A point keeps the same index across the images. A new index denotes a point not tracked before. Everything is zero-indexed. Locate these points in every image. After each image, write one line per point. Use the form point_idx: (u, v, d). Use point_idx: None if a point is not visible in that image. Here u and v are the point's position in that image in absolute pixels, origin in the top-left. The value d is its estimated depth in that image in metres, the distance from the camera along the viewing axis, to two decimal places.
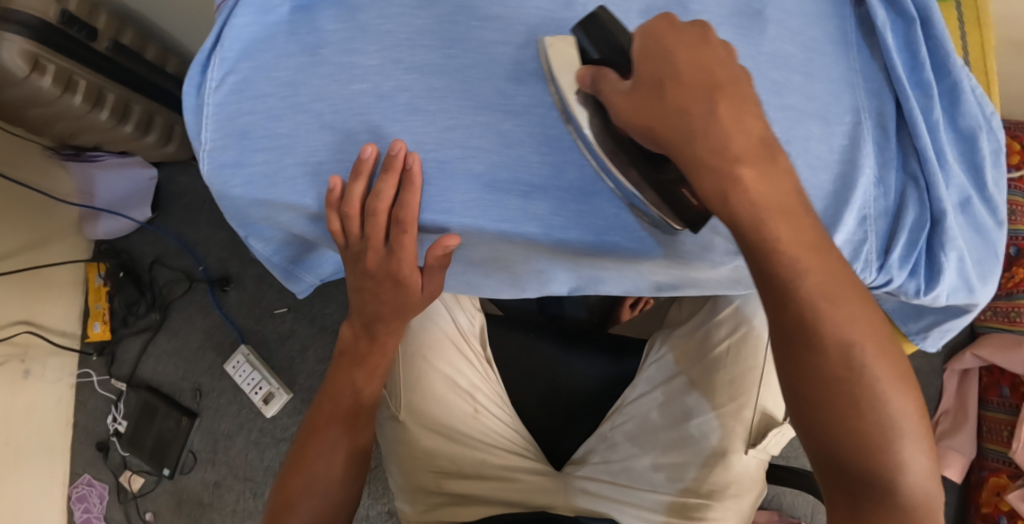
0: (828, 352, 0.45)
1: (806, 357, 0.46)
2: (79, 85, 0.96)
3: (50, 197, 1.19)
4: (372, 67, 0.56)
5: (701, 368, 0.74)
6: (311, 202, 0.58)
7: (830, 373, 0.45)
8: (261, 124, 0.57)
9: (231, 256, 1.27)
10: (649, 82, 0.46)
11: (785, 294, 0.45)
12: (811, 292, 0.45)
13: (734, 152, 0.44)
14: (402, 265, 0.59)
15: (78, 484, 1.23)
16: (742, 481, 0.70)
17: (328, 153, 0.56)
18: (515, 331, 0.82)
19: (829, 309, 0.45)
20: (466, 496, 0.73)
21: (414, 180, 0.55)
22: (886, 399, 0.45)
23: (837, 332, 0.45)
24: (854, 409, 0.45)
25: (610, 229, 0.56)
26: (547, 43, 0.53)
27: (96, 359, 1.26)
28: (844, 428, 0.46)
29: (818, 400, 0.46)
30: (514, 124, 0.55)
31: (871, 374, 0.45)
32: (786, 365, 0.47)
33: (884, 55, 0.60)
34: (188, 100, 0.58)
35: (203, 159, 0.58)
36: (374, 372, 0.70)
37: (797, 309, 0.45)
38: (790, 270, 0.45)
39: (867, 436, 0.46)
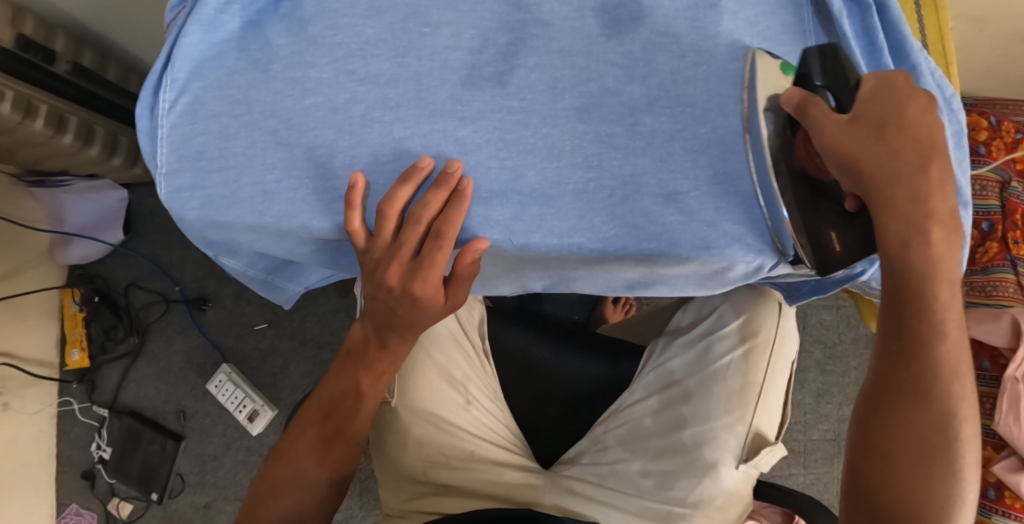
0: (934, 414, 0.51)
1: (905, 409, 0.51)
2: (40, 110, 0.94)
3: (23, 226, 1.18)
4: (324, 79, 0.55)
5: (699, 379, 0.72)
6: (267, 220, 0.56)
7: (923, 433, 0.51)
8: (216, 145, 0.56)
9: (208, 275, 1.26)
10: (870, 123, 0.47)
11: (917, 350, 0.50)
12: (943, 358, 0.50)
13: (927, 211, 0.47)
14: (427, 285, 0.55)
15: (66, 515, 1.21)
16: (731, 494, 0.67)
17: (284, 170, 0.56)
18: (511, 327, 0.83)
19: (950, 378, 0.50)
20: (451, 488, 0.71)
21: (463, 199, 0.53)
22: (961, 476, 0.51)
23: (945, 403, 0.50)
24: (922, 470, 0.51)
25: (574, 231, 0.55)
26: (759, 59, 0.54)
27: (76, 386, 1.24)
28: (910, 483, 0.51)
29: (900, 458, 0.51)
30: (471, 131, 0.55)
31: (956, 450, 0.51)
32: (881, 408, 0.52)
33: (843, 42, 0.60)
34: (141, 123, 0.57)
35: (158, 183, 0.57)
36: (380, 376, 0.65)
37: (923, 371, 0.50)
38: (933, 330, 0.50)
39: (929, 504, 0.51)
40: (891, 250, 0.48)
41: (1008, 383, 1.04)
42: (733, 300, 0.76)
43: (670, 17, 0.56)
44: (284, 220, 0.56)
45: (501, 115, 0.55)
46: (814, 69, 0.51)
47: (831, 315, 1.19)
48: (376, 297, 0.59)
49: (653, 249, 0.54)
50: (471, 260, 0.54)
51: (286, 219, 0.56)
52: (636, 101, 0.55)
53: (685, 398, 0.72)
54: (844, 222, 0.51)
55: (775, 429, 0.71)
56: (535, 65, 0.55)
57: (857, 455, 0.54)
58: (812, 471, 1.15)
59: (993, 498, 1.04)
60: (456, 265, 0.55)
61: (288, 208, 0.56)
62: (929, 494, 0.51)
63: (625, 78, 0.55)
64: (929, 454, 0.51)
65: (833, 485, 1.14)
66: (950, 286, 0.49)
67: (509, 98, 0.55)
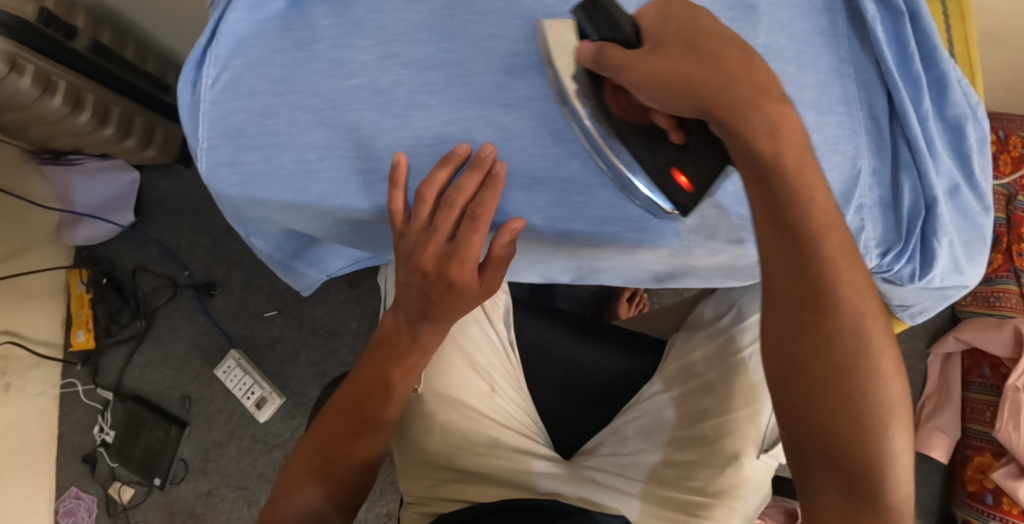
0: (843, 315, 0.46)
1: (820, 325, 0.46)
2: (60, 86, 0.94)
3: (31, 203, 1.16)
4: (368, 61, 0.55)
5: (719, 371, 0.75)
6: (310, 199, 0.57)
7: (836, 341, 0.46)
8: (258, 122, 0.56)
9: (217, 261, 1.24)
10: (677, 41, 0.46)
11: (803, 252, 0.45)
12: (829, 253, 0.45)
13: (767, 98, 0.44)
14: (464, 268, 0.55)
15: (66, 498, 1.20)
16: (751, 484, 0.69)
17: (326, 149, 0.56)
18: (537, 318, 0.87)
19: (845, 275, 0.46)
20: (475, 475, 0.72)
21: (497, 182, 0.53)
22: (884, 378, 0.47)
23: (849, 299, 0.46)
24: (853, 387, 0.46)
25: (613, 220, 0.56)
26: (546, 28, 0.52)
27: (80, 368, 1.24)
28: (840, 402, 0.47)
29: (824, 374, 0.47)
30: (515, 118, 0.55)
31: (872, 351, 0.47)
32: (792, 334, 0.47)
33: (875, 47, 0.62)
34: (182, 97, 0.57)
35: (200, 158, 0.58)
36: (410, 369, 0.68)
37: (821, 273, 0.46)
38: (810, 228, 0.45)
39: (862, 416, 0.46)
40: (742, 161, 0.46)
41: (1010, 392, 1.06)
42: (751, 297, 0.79)
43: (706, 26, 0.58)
44: (326, 200, 0.57)
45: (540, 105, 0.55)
46: (586, 26, 0.50)
47: None
48: (409, 284, 0.58)
49: (685, 246, 0.57)
50: (507, 241, 0.55)
51: (327, 198, 0.57)
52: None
53: (706, 390, 0.75)
54: (681, 158, 0.50)
55: None
56: None
57: (789, 391, 0.48)
58: None
59: (991, 503, 1.07)
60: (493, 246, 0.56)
61: (329, 188, 0.57)
62: (869, 409, 0.46)
63: None
64: (855, 367, 0.46)
65: None
66: (813, 170, 0.45)
67: None
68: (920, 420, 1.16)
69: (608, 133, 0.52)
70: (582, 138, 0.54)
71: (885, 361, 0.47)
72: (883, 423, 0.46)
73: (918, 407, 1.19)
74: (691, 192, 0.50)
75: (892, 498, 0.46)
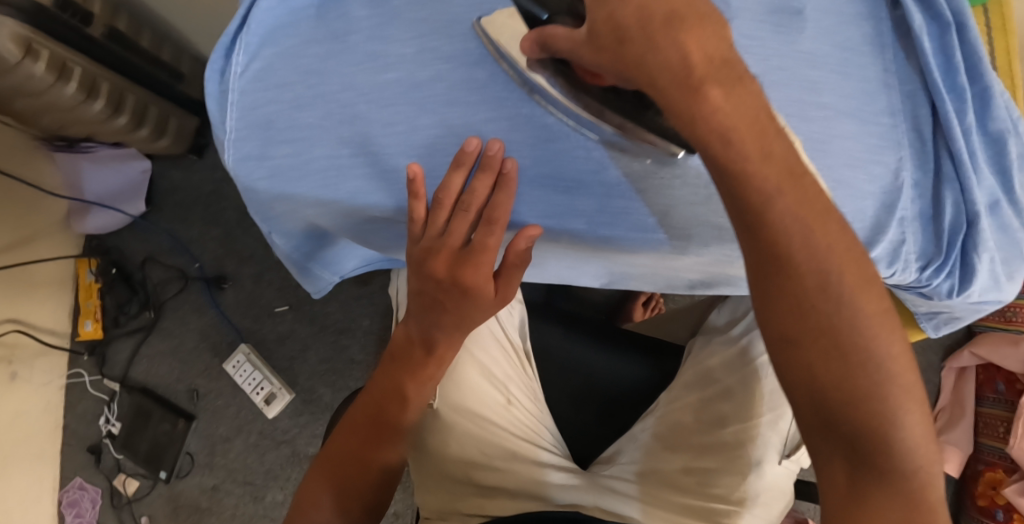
0: (806, 274, 0.40)
1: (788, 300, 0.41)
2: (74, 73, 0.92)
3: (39, 191, 1.15)
4: (406, 55, 0.54)
5: (739, 377, 0.74)
6: (342, 196, 0.55)
7: (808, 304, 0.40)
8: (288, 114, 0.55)
9: (228, 254, 1.22)
10: (607, 32, 0.43)
11: (754, 217, 0.40)
12: (781, 214, 0.40)
13: (702, 70, 0.40)
14: (477, 273, 0.56)
15: (69, 488, 1.19)
16: (773, 490, 0.70)
17: (357, 145, 0.54)
18: (550, 325, 0.85)
19: (804, 228, 0.40)
20: (493, 489, 0.71)
21: (509, 183, 0.52)
22: (870, 334, 0.41)
23: (816, 262, 0.40)
24: (840, 360, 0.40)
25: (660, 226, 0.54)
26: (485, 26, 0.53)
27: (87, 358, 1.22)
28: (824, 371, 0.41)
29: (804, 344, 0.41)
30: (558, 118, 0.53)
31: (850, 309, 0.40)
32: (761, 312, 0.42)
33: (921, 58, 0.62)
34: (211, 87, 0.56)
35: (227, 149, 0.57)
36: (426, 380, 0.67)
37: (774, 230, 0.40)
38: (761, 188, 0.40)
39: (853, 382, 0.41)
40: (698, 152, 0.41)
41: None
42: None
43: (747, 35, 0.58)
44: (358, 198, 0.55)
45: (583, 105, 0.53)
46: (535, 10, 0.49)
47: None
48: (423, 291, 0.60)
49: (730, 255, 0.56)
50: (523, 246, 0.54)
51: (360, 196, 0.55)
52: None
53: (727, 395, 0.74)
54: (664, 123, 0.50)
55: None
56: None
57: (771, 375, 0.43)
58: None
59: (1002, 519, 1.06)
60: (510, 251, 0.55)
61: (362, 186, 0.55)
62: (863, 378, 0.40)
63: None
64: (839, 337, 0.40)
65: None
66: (762, 118, 0.40)
67: None
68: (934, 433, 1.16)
69: (592, 106, 0.52)
70: (563, 117, 0.53)
71: (871, 322, 0.41)
72: (877, 384, 0.41)
73: (931, 420, 1.18)
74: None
75: (904, 462, 0.41)
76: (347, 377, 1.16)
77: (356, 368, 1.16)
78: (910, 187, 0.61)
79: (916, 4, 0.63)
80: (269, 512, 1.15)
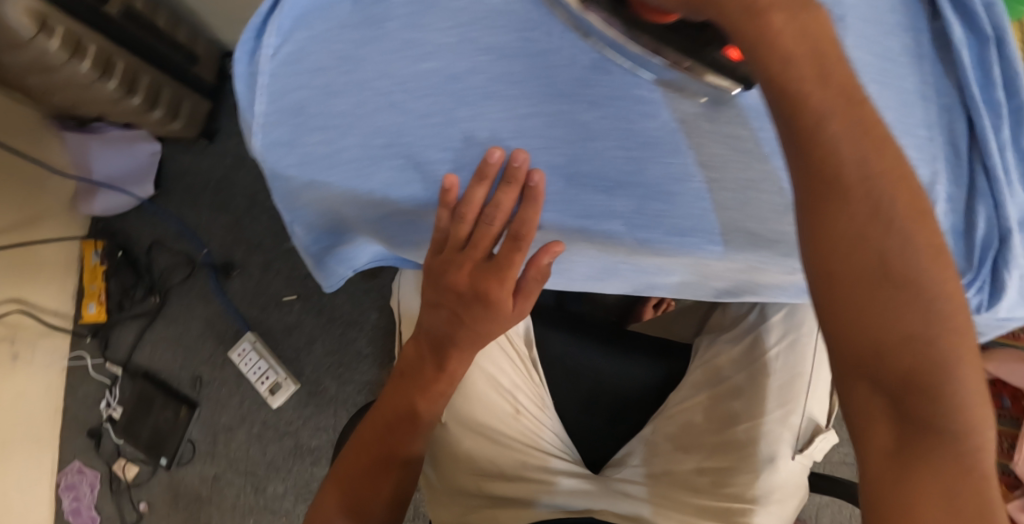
0: (855, 202, 0.41)
1: (839, 225, 0.41)
2: (89, 51, 0.91)
3: (47, 168, 1.14)
4: (446, 45, 0.54)
5: (748, 375, 0.73)
6: (377, 186, 0.56)
7: (856, 233, 0.41)
8: (321, 102, 0.55)
9: (236, 241, 1.20)
10: None
11: (809, 142, 0.41)
12: (837, 140, 0.41)
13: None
14: (496, 288, 0.61)
15: (67, 472, 1.18)
16: (788, 486, 0.69)
17: (396, 134, 0.54)
18: (556, 328, 0.83)
19: (856, 156, 0.41)
20: (503, 499, 0.73)
21: (535, 196, 0.53)
22: (918, 269, 0.41)
23: (867, 189, 0.41)
24: (885, 292, 0.41)
25: (694, 230, 0.55)
26: None
27: (89, 341, 1.21)
28: (869, 305, 0.41)
29: (848, 275, 0.41)
30: (598, 116, 0.54)
31: (898, 242, 0.41)
32: (808, 240, 0.42)
33: (959, 72, 0.61)
34: (239, 68, 0.55)
35: (255, 134, 0.55)
36: (437, 397, 0.70)
37: (825, 157, 0.41)
38: (816, 112, 0.41)
39: (898, 319, 0.40)
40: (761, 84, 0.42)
41: None
42: None
43: None
44: (390, 190, 0.56)
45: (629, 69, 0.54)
46: None
47: None
48: (439, 304, 0.65)
49: (765, 261, 0.57)
50: (545, 262, 0.58)
51: (392, 189, 0.56)
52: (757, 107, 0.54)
53: (737, 393, 0.73)
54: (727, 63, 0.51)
55: (826, 415, 0.73)
56: None
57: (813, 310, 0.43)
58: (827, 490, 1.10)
59: None
60: (530, 262, 0.59)
61: (394, 177, 0.56)
62: (911, 314, 0.40)
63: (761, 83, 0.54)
64: (886, 268, 0.41)
65: (845, 507, 1.09)
66: (826, 44, 0.41)
67: (640, 87, 0.54)
68: None
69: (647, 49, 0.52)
70: (617, 58, 0.53)
71: (920, 257, 0.41)
72: (925, 321, 0.40)
73: None
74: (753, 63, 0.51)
75: (950, 411, 0.41)
76: (354, 370, 1.14)
77: (363, 361, 1.14)
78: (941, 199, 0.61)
79: (958, 16, 0.62)
80: (270, 504, 1.13)
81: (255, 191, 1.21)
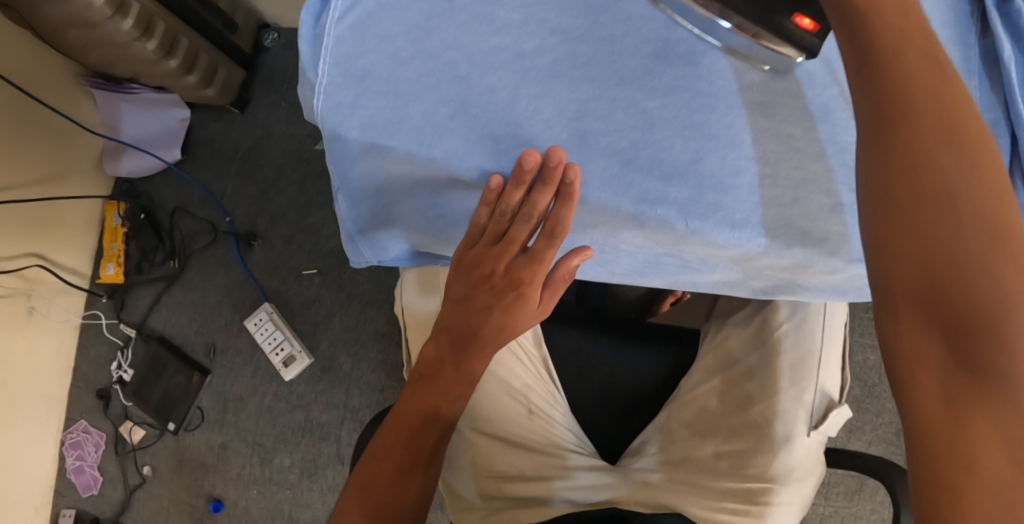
0: (921, 131, 0.43)
1: (906, 155, 0.44)
2: (132, 9, 0.90)
3: (78, 127, 1.14)
4: (513, 22, 0.60)
5: (759, 354, 0.74)
6: (437, 154, 0.60)
7: (921, 161, 0.43)
8: (386, 66, 0.59)
9: (260, 212, 1.20)
10: None
11: (878, 83, 0.45)
12: (908, 81, 0.45)
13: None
14: (535, 272, 0.62)
15: (73, 430, 1.18)
16: (806, 464, 0.70)
17: (458, 106, 0.59)
18: (565, 326, 0.84)
19: (927, 92, 0.44)
20: (524, 499, 0.72)
21: (572, 193, 0.56)
22: (977, 206, 0.42)
23: (934, 123, 0.44)
24: (947, 224, 0.42)
25: (746, 222, 0.59)
26: None
27: (105, 301, 1.21)
28: (926, 228, 0.42)
29: (908, 200, 0.43)
30: (659, 104, 0.59)
31: (959, 176, 0.42)
32: (873, 171, 0.45)
33: (1006, 89, 0.62)
34: (306, 29, 0.60)
35: (317, 94, 0.59)
36: (456, 398, 0.67)
37: (896, 91, 0.45)
38: (889, 53, 0.45)
39: (955, 249, 0.41)
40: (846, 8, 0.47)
41: None
42: None
43: None
44: (452, 159, 0.60)
45: (686, 50, 0.59)
46: None
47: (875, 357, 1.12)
48: (469, 298, 0.65)
49: (814, 259, 0.59)
50: (575, 263, 0.61)
51: (453, 157, 0.60)
52: (820, 108, 0.59)
53: (749, 376, 0.74)
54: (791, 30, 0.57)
55: (838, 392, 0.74)
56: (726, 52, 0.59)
57: (871, 234, 0.44)
58: (831, 503, 1.10)
59: None
60: (558, 265, 0.62)
61: (457, 146, 0.59)
62: (966, 245, 0.41)
63: (807, 83, 0.59)
64: (952, 202, 0.42)
65: (848, 521, 1.10)
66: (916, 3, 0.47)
67: (700, 80, 0.59)
68: None
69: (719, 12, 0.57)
70: (687, 25, 0.59)
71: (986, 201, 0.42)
72: (983, 255, 0.40)
73: None
74: (817, 32, 0.57)
75: (1015, 361, 0.39)
76: (369, 348, 1.15)
77: (379, 340, 1.15)
78: None
79: (1008, 34, 0.62)
80: (275, 476, 1.13)
81: (282, 162, 1.21)
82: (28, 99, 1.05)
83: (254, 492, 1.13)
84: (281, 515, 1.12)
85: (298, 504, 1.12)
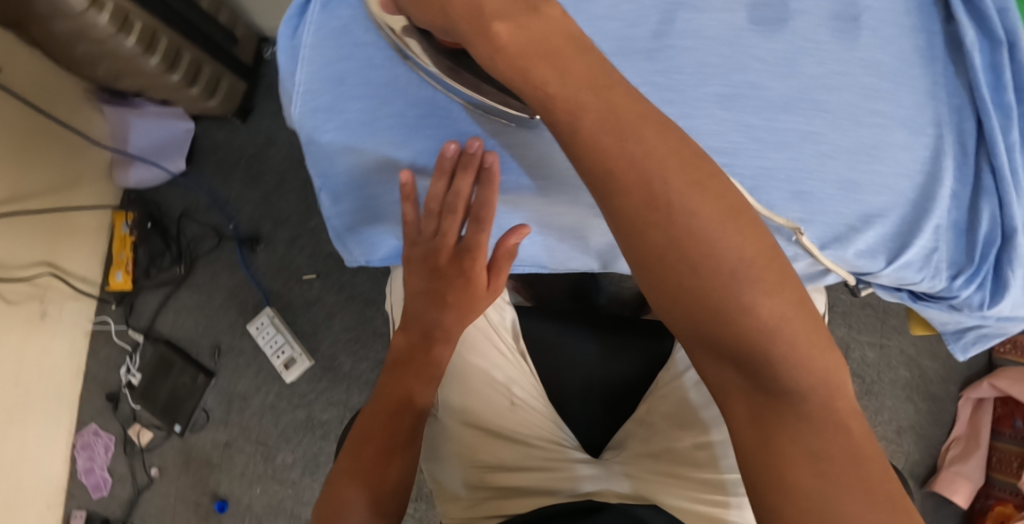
0: (633, 188, 0.45)
1: (628, 224, 0.46)
2: (135, 26, 0.93)
3: (88, 141, 1.19)
4: None
5: None
6: (405, 154, 0.63)
7: (644, 218, 0.46)
8: (361, 73, 0.63)
9: (264, 216, 1.24)
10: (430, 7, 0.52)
11: (569, 140, 0.47)
12: (598, 134, 0.46)
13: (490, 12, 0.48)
14: (475, 264, 0.61)
15: (84, 433, 1.21)
16: None
17: (427, 109, 0.63)
18: (543, 319, 0.82)
19: (617, 142, 0.46)
20: (511, 489, 0.73)
21: (492, 177, 0.56)
22: (709, 242, 0.45)
23: (643, 173, 0.45)
24: (687, 260, 0.45)
25: None
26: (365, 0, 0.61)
27: (115, 308, 1.25)
28: (672, 279, 0.46)
29: (653, 256, 0.46)
30: None
31: (684, 217, 0.45)
32: (614, 225, 0.47)
33: (971, 74, 0.62)
34: (283, 42, 0.65)
35: (296, 103, 0.64)
36: (429, 381, 0.69)
37: (598, 156, 0.46)
38: (571, 106, 0.46)
39: (705, 294, 0.46)
40: None
41: None
42: None
43: (799, 37, 0.62)
44: (420, 158, 0.63)
45: (647, 46, 0.62)
46: None
47: (872, 354, 1.13)
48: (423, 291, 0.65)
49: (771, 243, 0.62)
50: (513, 243, 0.59)
51: (422, 156, 0.63)
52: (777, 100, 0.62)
53: None
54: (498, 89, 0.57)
55: None
56: (686, 47, 0.62)
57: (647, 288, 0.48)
58: None
59: None
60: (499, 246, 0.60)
61: (428, 146, 0.63)
62: (709, 284, 0.45)
63: (768, 74, 0.62)
64: (685, 245, 0.45)
65: None
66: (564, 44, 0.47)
67: (656, 74, 0.62)
68: (943, 463, 1.08)
69: (450, 67, 0.58)
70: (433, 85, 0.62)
71: (714, 218, 0.45)
72: (723, 286, 0.45)
73: (942, 449, 1.10)
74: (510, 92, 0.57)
75: (793, 375, 0.46)
76: (369, 348, 1.17)
77: (378, 339, 1.17)
78: (949, 195, 0.62)
79: (970, 20, 0.63)
80: (278, 474, 1.16)
81: (284, 168, 1.25)
82: (40, 114, 1.09)
83: (257, 490, 1.16)
84: (284, 512, 1.15)
85: (300, 502, 1.15)
